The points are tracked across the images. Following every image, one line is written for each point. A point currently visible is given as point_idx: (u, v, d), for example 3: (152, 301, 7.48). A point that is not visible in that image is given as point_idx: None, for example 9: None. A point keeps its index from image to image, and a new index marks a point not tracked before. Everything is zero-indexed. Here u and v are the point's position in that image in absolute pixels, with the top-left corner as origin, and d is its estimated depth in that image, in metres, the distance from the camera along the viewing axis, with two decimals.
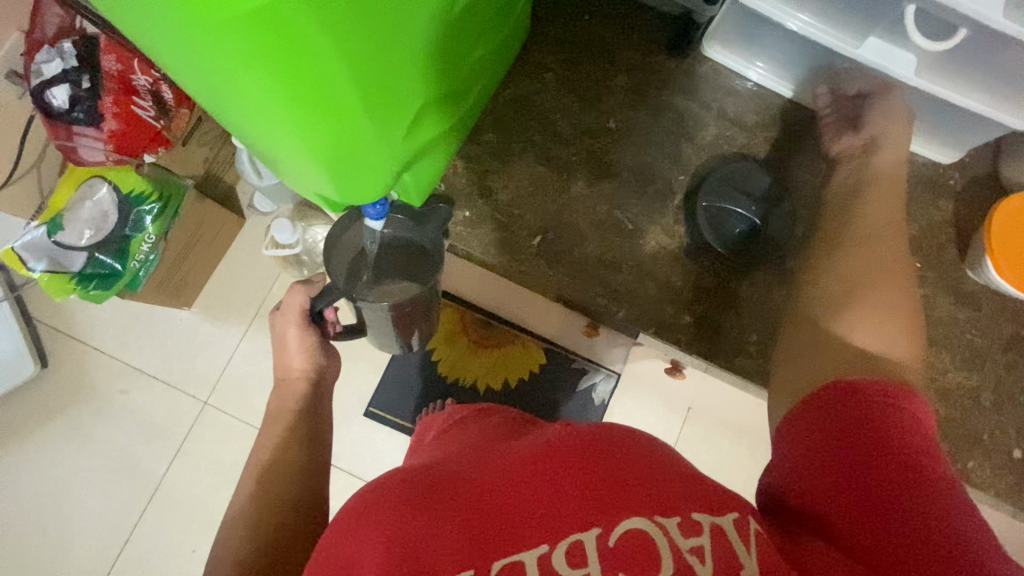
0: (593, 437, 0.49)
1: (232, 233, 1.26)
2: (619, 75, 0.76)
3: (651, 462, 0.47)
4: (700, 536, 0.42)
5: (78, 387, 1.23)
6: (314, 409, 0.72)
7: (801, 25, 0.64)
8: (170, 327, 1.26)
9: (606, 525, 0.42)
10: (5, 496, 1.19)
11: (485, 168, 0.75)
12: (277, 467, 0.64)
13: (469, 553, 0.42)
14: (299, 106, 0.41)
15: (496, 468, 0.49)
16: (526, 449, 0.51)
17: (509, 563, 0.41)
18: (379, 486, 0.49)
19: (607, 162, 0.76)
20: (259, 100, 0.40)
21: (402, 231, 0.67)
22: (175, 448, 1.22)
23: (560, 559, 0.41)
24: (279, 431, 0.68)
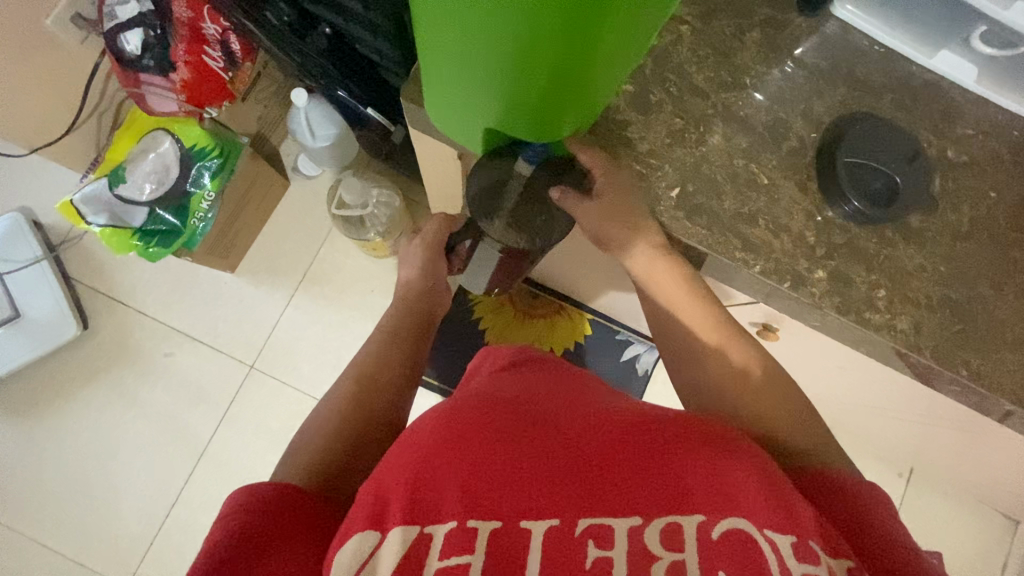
0: (707, 429, 0.45)
1: (278, 196, 1.24)
2: (764, 5, 0.58)
3: (763, 461, 0.43)
4: (814, 565, 0.36)
5: (123, 349, 1.21)
6: (413, 346, 0.68)
7: (847, 18, 0.58)
8: (214, 291, 1.24)
9: (711, 515, 0.38)
10: (50, 456, 1.18)
11: (611, 104, 0.56)
12: (370, 393, 0.61)
13: (558, 503, 0.39)
14: (520, 47, 0.38)
15: (594, 424, 0.45)
16: (628, 418, 0.47)
17: (596, 524, 0.38)
18: (468, 406, 0.47)
19: (745, 104, 0.57)
20: (485, 29, 0.37)
21: (545, 181, 0.57)
22: (222, 412, 1.20)
23: (653, 539, 0.37)
24: (371, 357, 0.65)
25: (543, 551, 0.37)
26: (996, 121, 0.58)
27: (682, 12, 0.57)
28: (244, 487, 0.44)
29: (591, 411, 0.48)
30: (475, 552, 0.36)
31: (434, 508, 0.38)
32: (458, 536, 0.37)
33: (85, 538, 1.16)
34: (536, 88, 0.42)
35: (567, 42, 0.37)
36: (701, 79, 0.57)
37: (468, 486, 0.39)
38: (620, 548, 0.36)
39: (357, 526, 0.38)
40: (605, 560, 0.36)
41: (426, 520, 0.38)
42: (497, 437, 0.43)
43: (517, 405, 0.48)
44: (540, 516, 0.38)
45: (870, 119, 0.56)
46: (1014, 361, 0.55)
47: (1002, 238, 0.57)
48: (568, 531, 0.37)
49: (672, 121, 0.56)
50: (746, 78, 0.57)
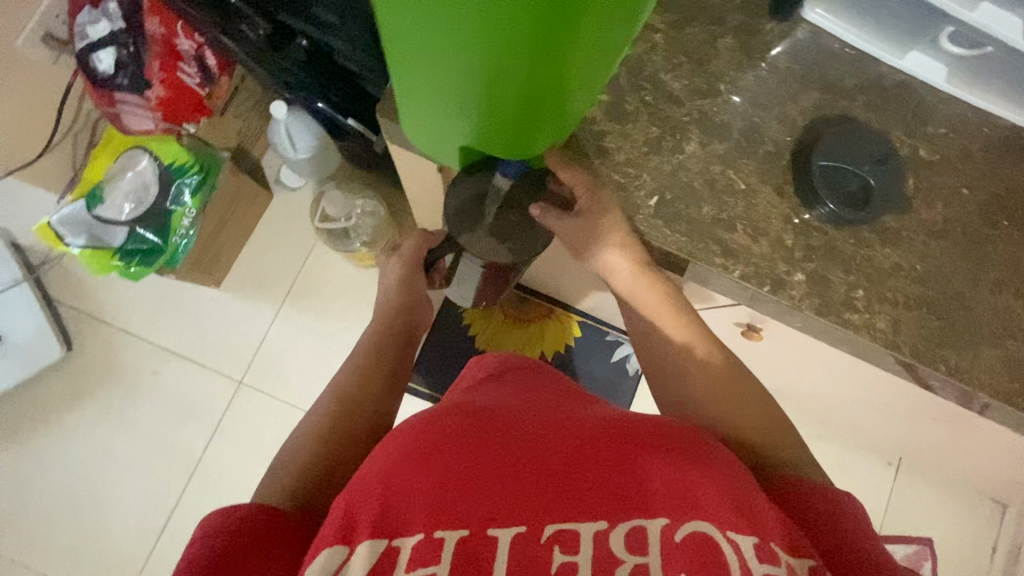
0: (674, 432, 0.46)
1: (261, 209, 1.23)
2: (736, 11, 0.59)
3: (728, 462, 0.44)
4: (775, 566, 0.37)
5: (108, 368, 1.20)
6: (391, 363, 0.68)
7: (821, 23, 0.59)
8: (199, 306, 1.23)
9: (674, 517, 0.38)
10: (36, 480, 1.17)
11: (587, 114, 0.56)
12: (352, 413, 0.60)
13: (525, 510, 0.39)
14: (494, 76, 0.39)
15: (564, 429, 0.46)
16: (597, 422, 0.47)
17: (562, 529, 0.38)
18: (439, 414, 0.47)
19: (720, 112, 0.57)
20: (459, 61, 0.38)
21: (524, 194, 0.58)
22: (212, 428, 1.19)
23: (618, 542, 0.37)
24: (351, 377, 0.64)
25: (510, 558, 0.37)
26: (966, 119, 0.59)
27: (655, 20, 0.58)
28: (220, 509, 0.44)
29: (561, 416, 0.49)
30: (441, 562, 0.36)
31: (402, 520, 0.38)
32: (425, 548, 0.37)
33: (76, 561, 1.15)
34: (501, 100, 0.42)
35: (531, 59, 0.37)
36: (676, 87, 0.57)
37: (436, 495, 0.39)
38: (585, 553, 0.37)
39: (324, 541, 0.38)
40: (569, 565, 0.37)
41: (394, 532, 0.38)
42: (466, 445, 0.43)
43: (487, 412, 0.48)
44: (507, 523, 0.38)
45: (844, 122, 0.57)
46: (989, 355, 0.56)
47: (976, 235, 0.58)
48: (534, 539, 0.38)
49: (648, 129, 0.56)
50: (721, 87, 0.57)
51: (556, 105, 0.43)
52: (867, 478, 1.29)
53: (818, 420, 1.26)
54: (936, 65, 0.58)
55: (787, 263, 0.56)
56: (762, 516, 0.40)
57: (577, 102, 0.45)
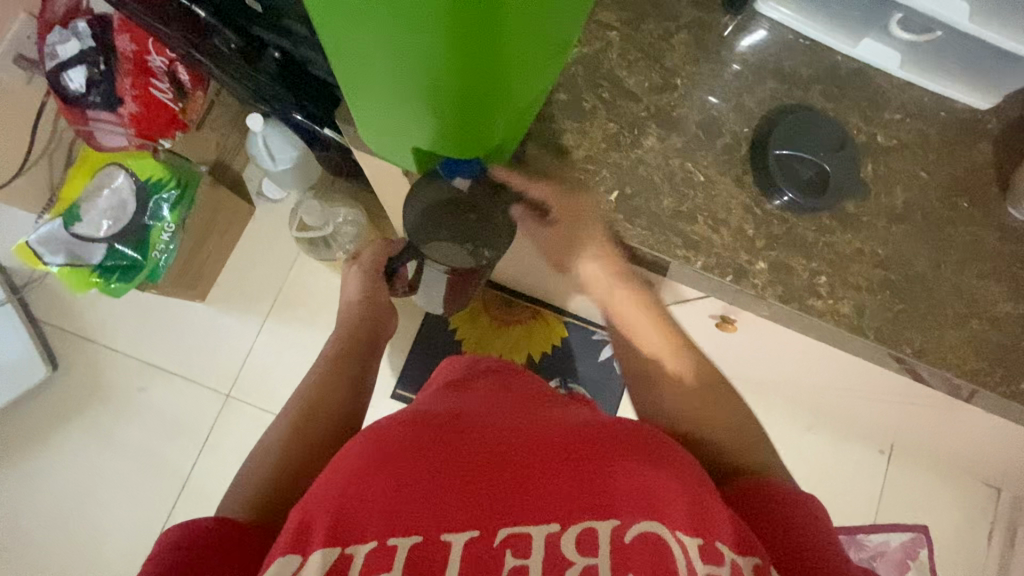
0: (636, 434, 0.46)
1: (242, 222, 1.23)
2: (689, 6, 0.59)
3: (688, 465, 0.44)
4: (718, 565, 0.38)
5: (95, 387, 1.20)
6: (356, 372, 0.69)
7: (783, 18, 0.60)
8: (185, 321, 1.23)
9: (626, 518, 0.38)
10: (26, 502, 1.16)
11: (545, 114, 0.57)
12: (318, 421, 0.61)
13: (479, 516, 0.39)
14: (438, 76, 0.40)
15: (525, 432, 0.46)
16: (558, 425, 0.47)
17: (513, 533, 0.38)
18: (403, 419, 0.48)
19: (677, 108, 0.58)
20: (403, 62, 0.39)
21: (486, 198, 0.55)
22: (200, 444, 1.19)
23: (569, 543, 0.37)
24: (320, 386, 0.65)
25: (461, 564, 0.37)
26: (923, 103, 0.60)
27: (609, 18, 0.58)
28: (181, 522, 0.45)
29: (525, 419, 0.49)
30: (392, 570, 0.37)
31: (356, 528, 0.39)
32: (376, 555, 0.37)
33: None
34: (446, 102, 0.43)
35: (465, 60, 0.38)
36: (632, 82, 0.58)
37: (390, 504, 0.40)
38: (535, 555, 0.37)
39: (279, 552, 0.39)
40: (519, 568, 0.37)
41: (348, 540, 0.38)
42: (425, 451, 0.43)
43: (451, 418, 0.49)
44: (459, 529, 0.38)
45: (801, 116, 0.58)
46: (955, 336, 0.57)
47: (937, 217, 0.58)
48: (485, 543, 0.38)
49: (607, 126, 0.57)
50: (677, 83, 0.58)
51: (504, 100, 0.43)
52: (859, 465, 1.29)
53: (807, 409, 1.26)
54: (890, 53, 0.59)
55: (749, 252, 0.56)
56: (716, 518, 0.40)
57: (524, 97, 0.45)
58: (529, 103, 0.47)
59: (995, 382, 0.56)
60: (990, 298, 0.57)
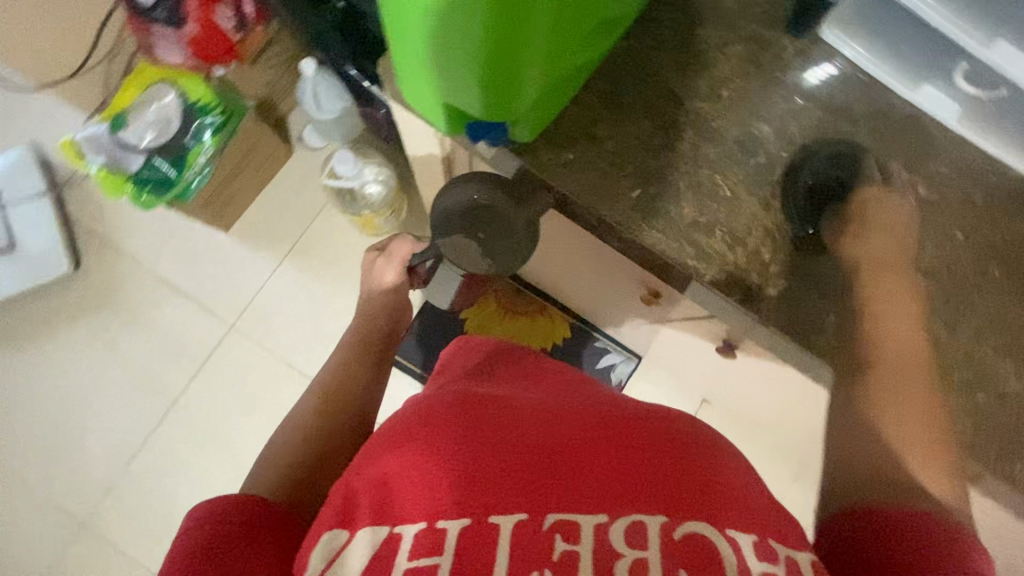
0: (673, 431, 0.47)
1: (278, 164, 1.26)
2: (750, 21, 0.58)
3: (725, 467, 0.45)
4: (773, 564, 0.38)
5: (109, 292, 1.24)
6: (371, 366, 0.72)
7: (856, 57, 0.58)
8: (205, 247, 1.26)
9: (673, 516, 0.40)
10: (26, 386, 1.21)
11: (583, 101, 0.56)
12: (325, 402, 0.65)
13: (524, 499, 0.41)
14: (470, 31, 0.41)
15: (564, 422, 0.47)
16: (596, 415, 0.49)
17: (561, 520, 0.40)
18: (436, 401, 0.50)
19: (719, 119, 0.57)
20: (439, 13, 0.40)
21: (503, 207, 0.60)
22: (197, 367, 1.23)
23: (617, 536, 0.39)
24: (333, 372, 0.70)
25: (511, 546, 0.38)
26: (975, 162, 0.57)
27: (667, 17, 0.58)
28: (210, 499, 0.47)
29: (560, 408, 0.50)
30: (443, 554, 0.38)
31: (402, 509, 0.41)
32: (425, 537, 0.39)
33: (51, 472, 1.19)
34: (480, 61, 0.44)
35: (503, 12, 0.38)
36: (676, 84, 0.57)
37: (434, 487, 0.41)
38: (585, 544, 0.38)
39: (326, 526, 0.42)
40: (569, 554, 0.38)
41: (395, 521, 0.41)
42: (461, 433, 0.45)
43: (487, 401, 0.50)
44: (508, 513, 0.40)
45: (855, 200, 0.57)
46: (954, 405, 0.55)
47: (963, 280, 0.56)
48: (535, 527, 0.39)
49: (642, 123, 0.56)
50: (723, 94, 0.57)
51: (534, 63, 0.44)
52: None
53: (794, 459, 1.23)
54: (950, 104, 0.56)
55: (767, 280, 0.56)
56: (763, 518, 0.41)
57: (554, 62, 0.46)
58: (558, 71, 0.48)
59: (988, 459, 0.54)
60: (1000, 375, 0.55)
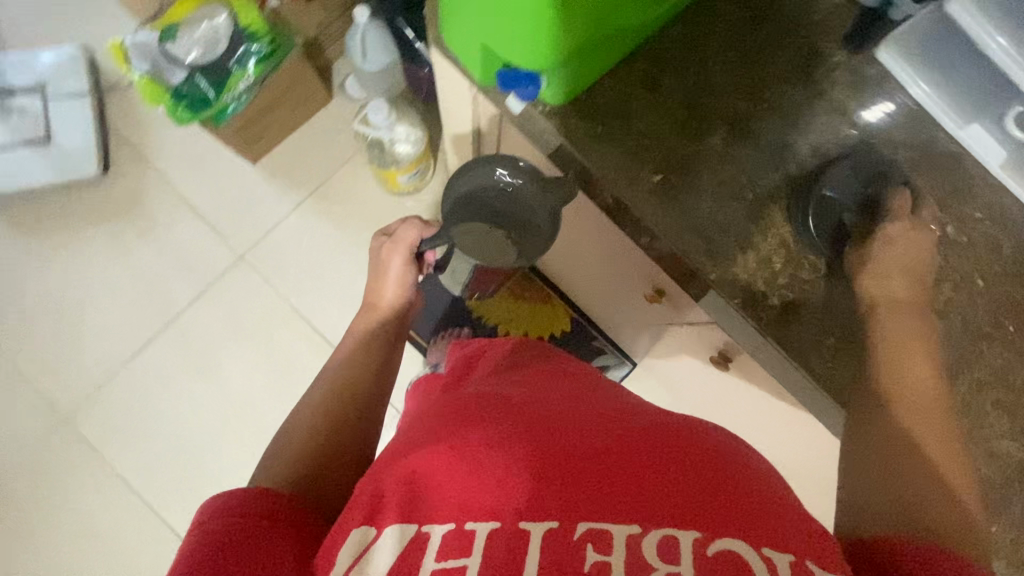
0: (700, 446, 0.47)
1: (316, 107, 1.27)
2: (804, 29, 0.57)
3: (759, 488, 0.45)
4: None
5: (131, 201, 1.26)
6: (382, 360, 0.72)
7: (919, 96, 0.56)
8: (231, 174, 1.28)
9: (706, 534, 0.40)
10: (36, 276, 1.24)
11: (620, 80, 0.55)
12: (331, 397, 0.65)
13: (556, 505, 0.41)
14: None
15: (590, 427, 0.48)
16: (621, 423, 0.49)
17: (593, 529, 0.40)
18: (466, 404, 0.51)
19: (756, 122, 0.56)
20: None
21: (528, 193, 0.63)
22: (202, 289, 1.25)
23: (652, 551, 0.39)
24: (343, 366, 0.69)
25: (543, 552, 0.39)
26: (1009, 213, 0.56)
27: (721, 9, 0.56)
28: (218, 496, 0.46)
29: (584, 412, 0.51)
30: (472, 555, 0.39)
31: (434, 510, 0.42)
32: (455, 539, 0.40)
33: (45, 363, 1.22)
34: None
35: None
36: (718, 79, 0.56)
37: (464, 490, 0.42)
38: (618, 555, 0.39)
39: (355, 522, 0.43)
40: (602, 564, 0.38)
41: (423, 520, 0.42)
42: (491, 437, 0.46)
43: (513, 403, 0.51)
44: (541, 519, 0.40)
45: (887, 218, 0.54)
46: None
47: (974, 328, 0.54)
48: (566, 535, 0.39)
49: (676, 111, 0.55)
50: (764, 97, 0.56)
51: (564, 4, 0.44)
52: None
53: None
54: (996, 148, 0.55)
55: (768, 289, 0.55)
56: (802, 540, 0.41)
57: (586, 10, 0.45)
58: (590, 25, 0.47)
59: None
60: (993, 431, 0.53)
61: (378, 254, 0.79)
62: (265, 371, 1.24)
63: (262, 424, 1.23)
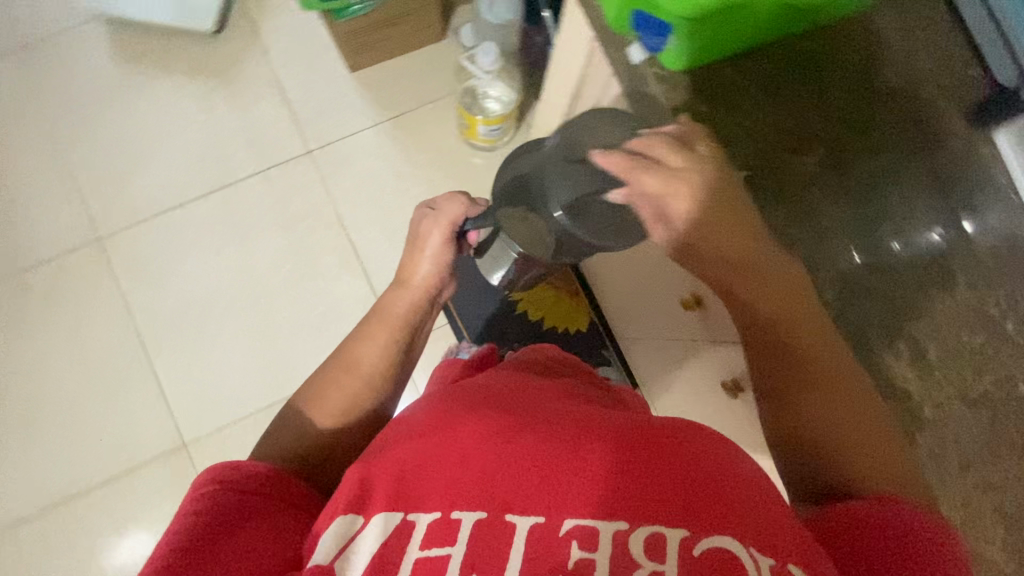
0: (692, 440, 0.47)
1: (426, 40, 1.31)
2: (932, 88, 0.57)
3: (762, 496, 0.44)
4: None
5: (230, 65, 1.32)
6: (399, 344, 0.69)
7: None
8: (327, 73, 1.32)
9: (696, 531, 0.41)
10: (123, 102, 1.30)
11: (736, 69, 0.56)
12: (340, 376, 0.65)
13: (542, 501, 0.43)
14: None
15: (582, 421, 0.49)
16: (616, 418, 0.50)
17: (580, 525, 0.41)
18: (456, 401, 0.53)
19: (850, 159, 0.56)
20: None
21: (551, 161, 0.57)
22: (263, 167, 1.29)
23: (638, 547, 0.40)
24: (357, 342, 0.68)
25: (525, 546, 0.41)
26: None
27: (860, 38, 0.56)
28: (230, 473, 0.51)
29: (582, 409, 0.52)
30: (455, 544, 0.42)
31: (420, 499, 0.45)
32: (439, 529, 0.43)
33: (101, 182, 1.28)
34: None
35: None
36: (833, 102, 0.56)
37: (451, 479, 0.45)
38: (603, 553, 0.40)
39: (340, 511, 0.46)
40: (587, 562, 0.40)
41: (409, 508, 0.44)
42: (476, 429, 0.48)
43: (508, 396, 0.53)
44: (526, 514, 0.42)
45: (637, 173, 0.50)
46: None
47: (1002, 431, 0.52)
48: (553, 529, 0.41)
49: (781, 119, 0.56)
50: (866, 139, 0.57)
51: None
52: None
53: None
54: None
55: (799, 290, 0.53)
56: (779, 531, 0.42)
57: None
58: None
59: None
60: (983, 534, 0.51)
61: (417, 224, 0.73)
62: (292, 261, 1.27)
63: (272, 308, 1.26)
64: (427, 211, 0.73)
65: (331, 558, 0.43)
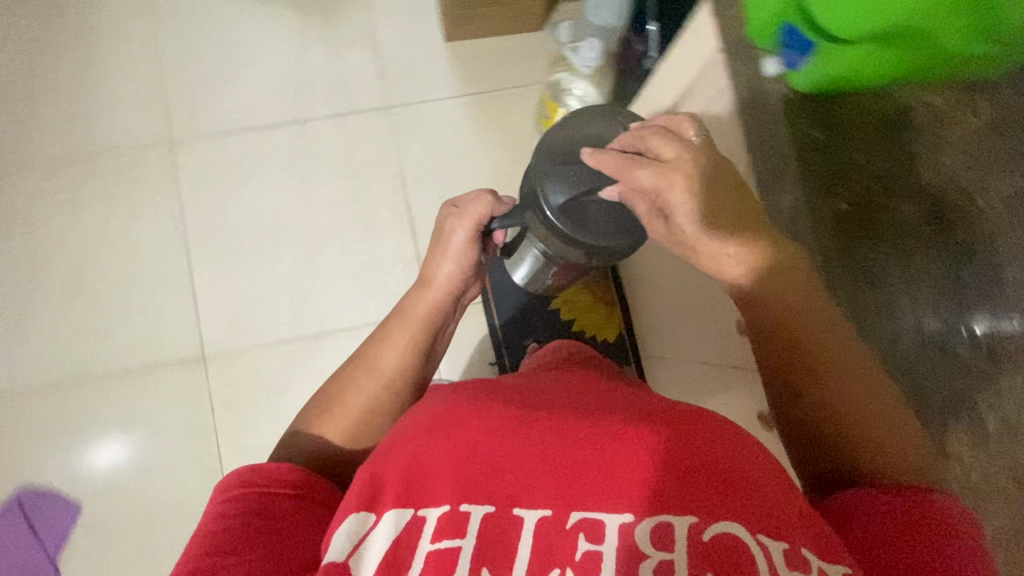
0: (699, 426, 0.48)
1: (524, 28, 1.34)
2: None
3: (756, 467, 0.46)
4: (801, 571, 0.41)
5: (333, 10, 1.35)
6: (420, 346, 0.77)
7: None
8: (422, 38, 1.35)
9: (702, 519, 0.42)
10: (224, 21, 1.34)
11: (855, 112, 0.62)
12: (361, 378, 0.72)
13: (551, 496, 0.44)
14: None
15: (594, 415, 0.49)
16: (628, 408, 0.50)
17: (585, 519, 0.43)
18: (467, 396, 0.53)
19: (946, 221, 0.55)
20: None
21: (581, 180, 0.64)
22: (340, 111, 1.32)
23: (646, 539, 0.42)
24: (377, 347, 0.75)
25: (535, 538, 0.43)
26: None
27: (987, 97, 0.54)
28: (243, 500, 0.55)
29: (599, 400, 0.52)
30: (465, 537, 0.44)
31: (432, 494, 0.46)
32: (448, 523, 0.45)
33: (185, 91, 1.32)
34: None
35: None
36: (937, 163, 0.56)
37: (460, 477, 0.46)
38: (609, 545, 0.42)
39: (352, 508, 0.48)
40: (593, 554, 0.42)
41: (420, 504, 0.46)
42: (485, 425, 0.48)
43: (520, 394, 0.53)
44: (534, 507, 0.44)
45: (629, 162, 0.60)
46: None
47: None
48: (561, 523, 0.43)
49: (885, 166, 0.59)
50: (970, 204, 0.53)
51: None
52: None
53: None
54: None
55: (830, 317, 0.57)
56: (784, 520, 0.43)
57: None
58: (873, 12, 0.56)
59: None
60: None
61: (443, 225, 0.80)
62: (347, 207, 1.29)
63: (318, 247, 1.27)
64: (453, 211, 0.79)
65: (345, 556, 0.45)
